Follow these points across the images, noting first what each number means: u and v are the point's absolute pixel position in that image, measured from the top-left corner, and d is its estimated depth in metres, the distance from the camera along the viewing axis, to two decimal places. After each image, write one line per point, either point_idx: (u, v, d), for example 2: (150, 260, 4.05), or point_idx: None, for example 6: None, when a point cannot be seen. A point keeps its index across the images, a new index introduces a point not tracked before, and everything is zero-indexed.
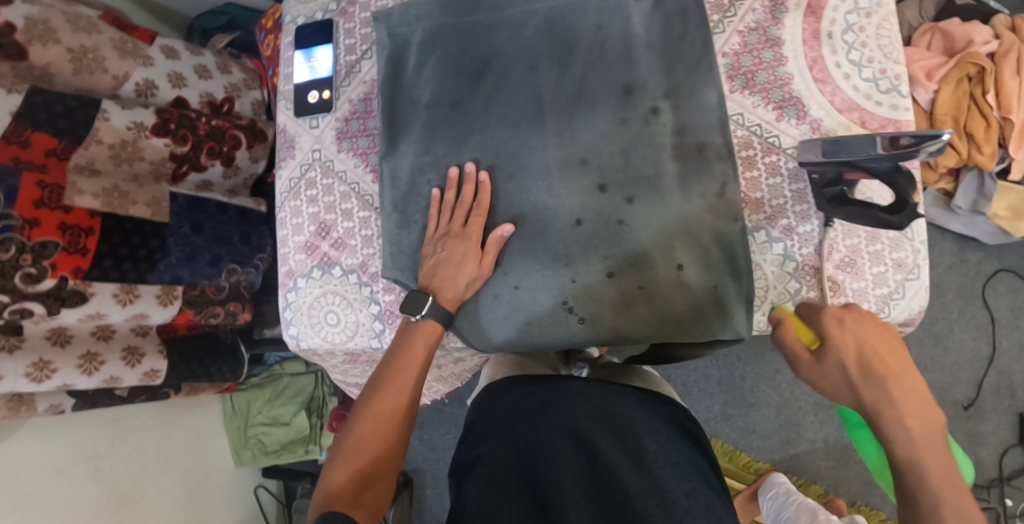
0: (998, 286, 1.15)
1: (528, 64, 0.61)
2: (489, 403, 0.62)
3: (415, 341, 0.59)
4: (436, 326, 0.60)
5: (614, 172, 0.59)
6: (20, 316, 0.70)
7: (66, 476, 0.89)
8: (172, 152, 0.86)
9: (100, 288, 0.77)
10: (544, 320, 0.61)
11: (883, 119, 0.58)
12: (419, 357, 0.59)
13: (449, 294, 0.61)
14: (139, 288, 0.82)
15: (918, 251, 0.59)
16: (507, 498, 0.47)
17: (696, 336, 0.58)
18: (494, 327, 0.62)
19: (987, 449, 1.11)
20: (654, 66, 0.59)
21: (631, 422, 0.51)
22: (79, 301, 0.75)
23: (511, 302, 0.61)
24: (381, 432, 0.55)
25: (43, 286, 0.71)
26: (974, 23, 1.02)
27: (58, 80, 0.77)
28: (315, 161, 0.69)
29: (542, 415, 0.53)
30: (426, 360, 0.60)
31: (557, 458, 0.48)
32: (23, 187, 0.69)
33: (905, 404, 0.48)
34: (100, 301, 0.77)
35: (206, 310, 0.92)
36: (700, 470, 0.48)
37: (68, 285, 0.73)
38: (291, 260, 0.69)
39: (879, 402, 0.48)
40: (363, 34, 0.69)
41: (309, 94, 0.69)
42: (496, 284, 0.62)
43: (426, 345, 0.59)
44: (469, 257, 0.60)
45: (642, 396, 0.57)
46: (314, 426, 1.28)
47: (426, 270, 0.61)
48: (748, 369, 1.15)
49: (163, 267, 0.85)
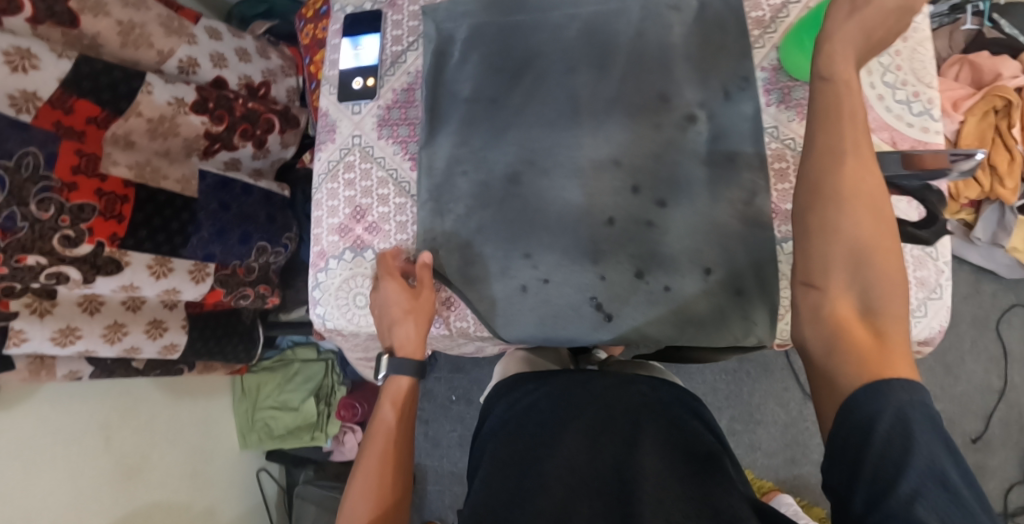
0: (1012, 320, 1.15)
1: (568, 65, 0.63)
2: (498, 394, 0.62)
3: (382, 406, 0.61)
4: (407, 381, 0.62)
5: (645, 174, 0.60)
6: (56, 280, 0.72)
7: (78, 444, 0.90)
8: (208, 130, 0.89)
9: (136, 259, 0.79)
10: (571, 316, 0.62)
11: (913, 140, 0.59)
12: (397, 414, 0.60)
13: (416, 334, 0.62)
14: (173, 262, 0.84)
15: (941, 271, 0.59)
16: (503, 481, 0.48)
17: (719, 340, 0.59)
18: (519, 320, 0.63)
19: (993, 484, 1.11)
20: (690, 76, 0.60)
21: (632, 410, 0.51)
22: (114, 269, 0.76)
23: (539, 295, 0.62)
24: (380, 482, 0.57)
25: (80, 251, 0.72)
26: (1003, 57, 1.02)
27: (105, 51, 0.79)
28: (354, 146, 0.71)
29: (544, 408, 0.53)
30: (398, 417, 0.61)
31: (561, 447, 0.49)
32: (62, 153, 0.70)
33: (858, 152, 0.40)
34: (134, 272, 0.79)
35: (237, 290, 0.96)
36: (704, 448, 0.48)
37: (104, 252, 0.75)
38: (323, 241, 0.71)
39: (837, 142, 0.40)
40: (410, 27, 0.71)
41: (353, 81, 0.71)
42: (523, 276, 0.63)
43: (396, 406, 0.61)
44: (405, 295, 0.62)
45: (649, 380, 0.57)
46: (322, 414, 1.28)
47: (382, 331, 0.64)
48: (756, 386, 1.16)
49: (195, 242, 0.87)
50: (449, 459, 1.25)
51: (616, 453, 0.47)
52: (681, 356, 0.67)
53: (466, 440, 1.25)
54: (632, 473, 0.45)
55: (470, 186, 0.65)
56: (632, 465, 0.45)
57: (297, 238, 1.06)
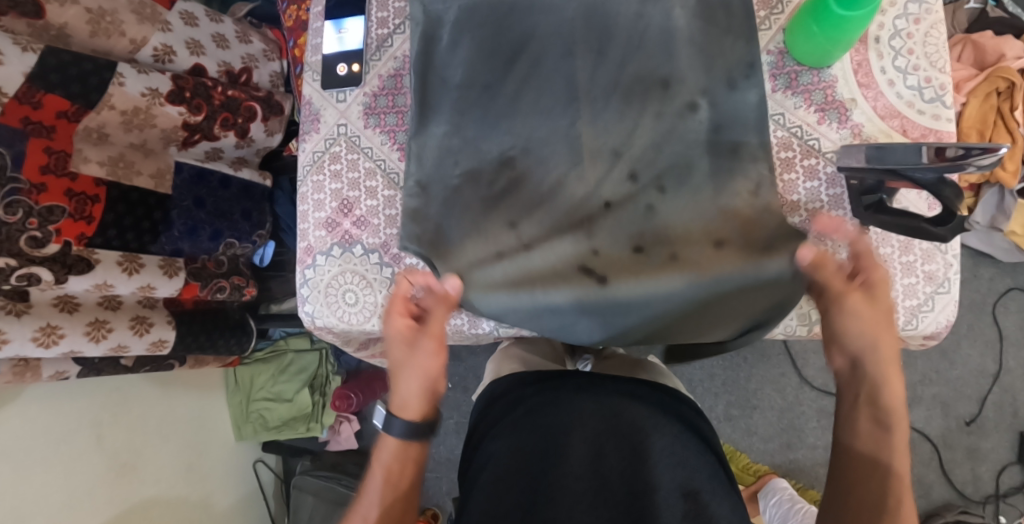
0: (1009, 304, 1.14)
1: (563, 49, 0.60)
2: (497, 393, 0.61)
3: (379, 460, 0.58)
4: (394, 441, 0.57)
5: (644, 164, 0.58)
6: (28, 283, 0.68)
7: (68, 442, 0.88)
8: (186, 120, 0.85)
9: (105, 256, 0.76)
10: (551, 280, 0.58)
11: (924, 129, 0.57)
12: (388, 471, 0.57)
13: (413, 388, 0.56)
14: (142, 258, 0.82)
15: (950, 264, 0.58)
16: (506, 492, 0.47)
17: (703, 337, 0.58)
18: (494, 293, 0.59)
19: (986, 465, 1.12)
20: (693, 61, 0.57)
21: (637, 420, 0.51)
22: (85, 267, 0.74)
23: (525, 264, 0.59)
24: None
25: (47, 250, 0.70)
26: (1008, 37, 1.00)
27: (74, 41, 0.75)
28: (340, 135, 0.68)
29: (547, 411, 0.53)
30: (397, 478, 0.57)
31: (566, 452, 0.48)
32: (29, 152, 0.68)
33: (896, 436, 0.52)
34: (106, 270, 0.76)
35: (212, 283, 0.94)
36: (704, 466, 0.48)
37: (72, 250, 0.73)
38: (311, 236, 0.68)
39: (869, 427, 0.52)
40: (396, 9, 0.68)
41: (337, 67, 0.68)
42: (505, 244, 0.60)
43: (386, 463, 0.57)
44: (402, 341, 0.57)
45: (652, 392, 0.57)
46: (316, 405, 1.26)
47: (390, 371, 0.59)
48: (754, 371, 1.15)
49: (165, 239, 0.85)
50: (446, 447, 1.25)
51: (622, 465, 0.47)
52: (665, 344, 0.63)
53: (462, 428, 1.26)
54: (641, 487, 0.45)
55: (461, 174, 0.62)
56: (642, 475, 0.45)
57: (268, 233, 1.04)
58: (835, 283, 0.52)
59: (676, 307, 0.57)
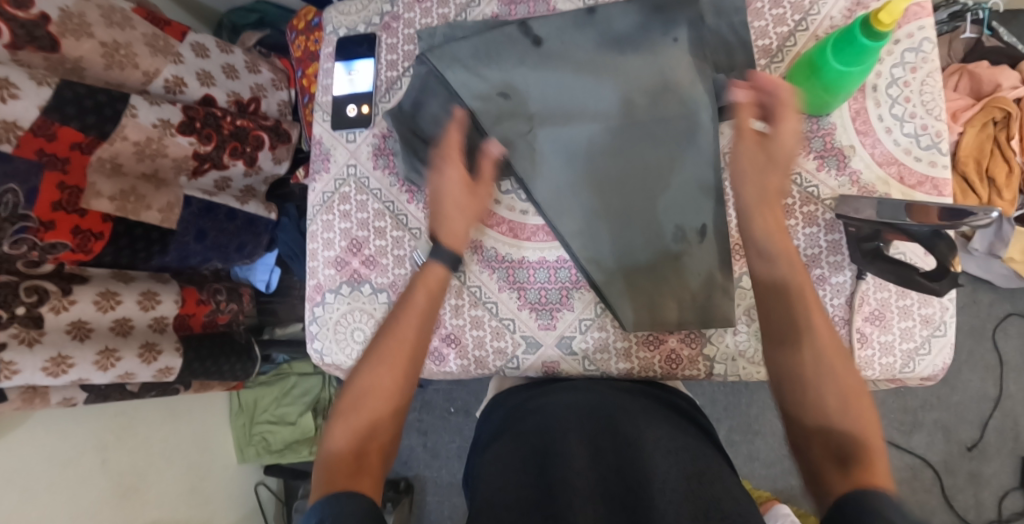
0: (1008, 329, 1.15)
1: (558, 86, 0.63)
2: (499, 408, 0.64)
3: (417, 291, 0.58)
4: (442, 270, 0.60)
5: (636, 188, 0.63)
6: (38, 297, 0.72)
7: (74, 466, 0.89)
8: (196, 150, 0.86)
9: (95, 273, 0.81)
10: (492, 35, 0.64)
11: (921, 175, 0.60)
12: (427, 299, 0.58)
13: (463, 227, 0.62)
14: (131, 273, 0.87)
15: (946, 308, 0.60)
16: (509, 486, 0.48)
17: (682, 217, 0.62)
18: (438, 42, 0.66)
19: (988, 491, 1.12)
20: (685, 101, 0.61)
21: (634, 417, 0.55)
22: (81, 281, 0.78)
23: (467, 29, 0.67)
24: (383, 386, 0.52)
25: (42, 269, 0.74)
26: (1003, 67, 1.01)
27: (88, 74, 0.76)
28: (349, 176, 0.71)
29: (545, 424, 0.55)
30: (427, 309, 0.58)
31: (565, 454, 0.49)
32: (43, 188, 0.72)
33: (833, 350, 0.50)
34: (103, 281, 0.81)
35: (208, 288, 1.00)
36: (703, 459, 0.50)
37: (66, 269, 0.77)
38: (320, 275, 0.71)
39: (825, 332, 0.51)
40: (405, 51, 0.72)
41: (348, 107, 0.72)
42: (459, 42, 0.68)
43: (427, 290, 0.58)
44: (459, 183, 0.61)
45: (654, 398, 0.60)
46: (320, 428, 1.27)
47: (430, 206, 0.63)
48: (755, 397, 1.17)
49: (156, 262, 0.88)
50: (448, 469, 1.25)
51: (618, 457, 0.49)
52: (626, 244, 0.63)
53: (464, 451, 1.26)
54: (638, 480, 0.46)
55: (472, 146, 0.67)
56: (639, 471, 0.47)
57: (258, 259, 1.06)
58: (745, 124, 0.58)
59: (592, 57, 0.63)
